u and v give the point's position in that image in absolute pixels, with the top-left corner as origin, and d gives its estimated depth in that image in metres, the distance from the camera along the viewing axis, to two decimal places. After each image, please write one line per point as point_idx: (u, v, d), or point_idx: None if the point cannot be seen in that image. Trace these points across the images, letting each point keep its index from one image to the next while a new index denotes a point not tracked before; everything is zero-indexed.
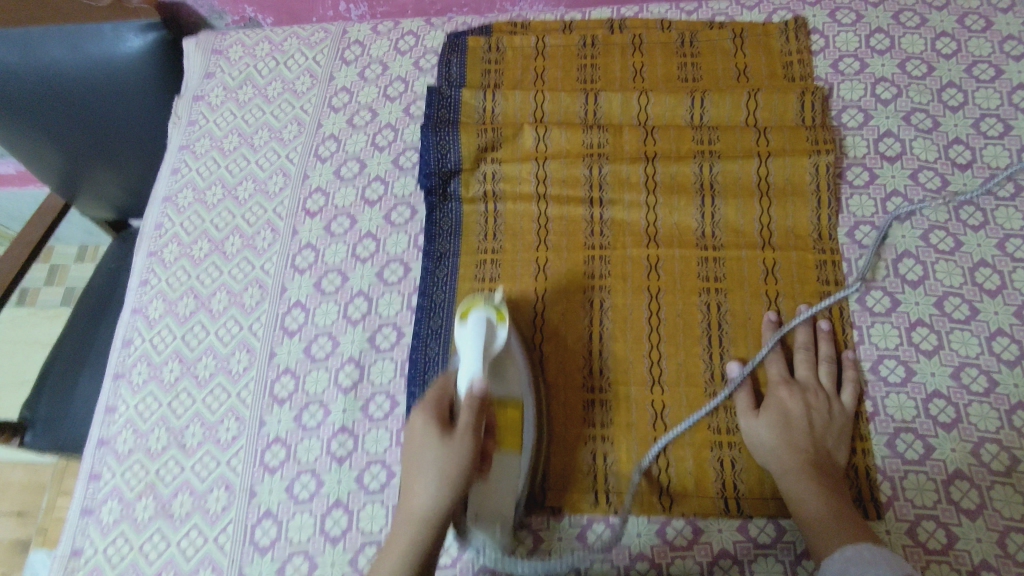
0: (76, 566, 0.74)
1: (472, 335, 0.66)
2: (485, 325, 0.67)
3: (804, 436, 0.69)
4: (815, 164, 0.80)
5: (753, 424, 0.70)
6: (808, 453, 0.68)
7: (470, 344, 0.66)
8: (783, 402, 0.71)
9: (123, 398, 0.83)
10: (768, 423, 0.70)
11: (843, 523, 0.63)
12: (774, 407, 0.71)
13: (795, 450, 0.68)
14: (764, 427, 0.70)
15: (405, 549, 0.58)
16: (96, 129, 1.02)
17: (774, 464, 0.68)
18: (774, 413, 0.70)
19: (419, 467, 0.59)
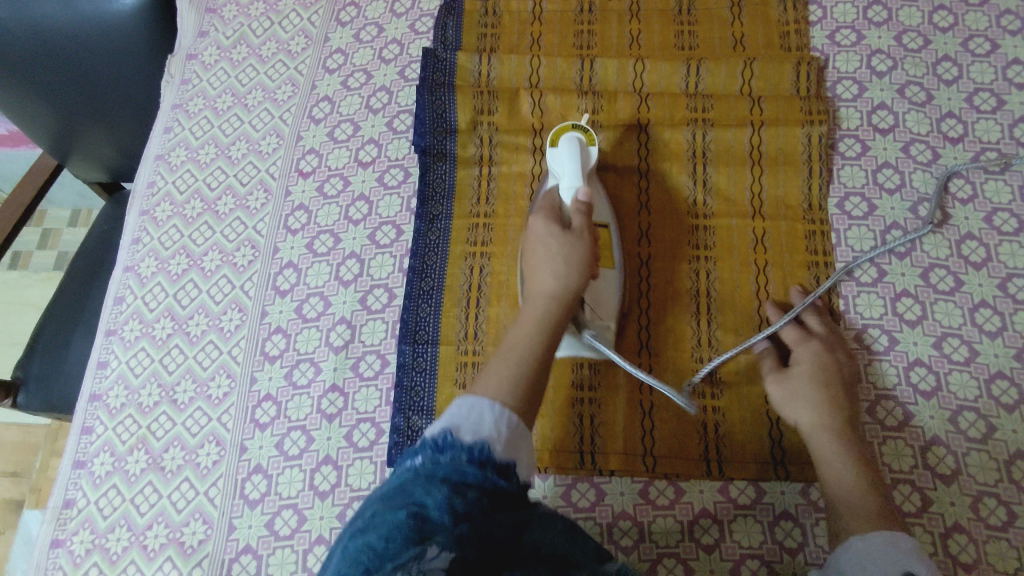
0: (68, 517, 0.76)
1: (568, 154, 0.74)
2: (578, 144, 0.75)
3: (838, 392, 0.68)
4: (808, 134, 0.81)
5: (787, 378, 0.70)
6: (842, 411, 0.67)
7: (566, 165, 0.74)
8: (815, 356, 0.70)
9: (115, 354, 0.83)
10: (803, 376, 0.69)
11: (872, 492, 0.62)
12: (808, 360, 0.70)
13: (830, 409, 0.67)
14: (800, 380, 0.69)
15: (537, 317, 0.64)
16: (90, 91, 0.98)
17: (807, 418, 0.67)
18: (807, 368, 0.70)
19: (542, 255, 0.68)
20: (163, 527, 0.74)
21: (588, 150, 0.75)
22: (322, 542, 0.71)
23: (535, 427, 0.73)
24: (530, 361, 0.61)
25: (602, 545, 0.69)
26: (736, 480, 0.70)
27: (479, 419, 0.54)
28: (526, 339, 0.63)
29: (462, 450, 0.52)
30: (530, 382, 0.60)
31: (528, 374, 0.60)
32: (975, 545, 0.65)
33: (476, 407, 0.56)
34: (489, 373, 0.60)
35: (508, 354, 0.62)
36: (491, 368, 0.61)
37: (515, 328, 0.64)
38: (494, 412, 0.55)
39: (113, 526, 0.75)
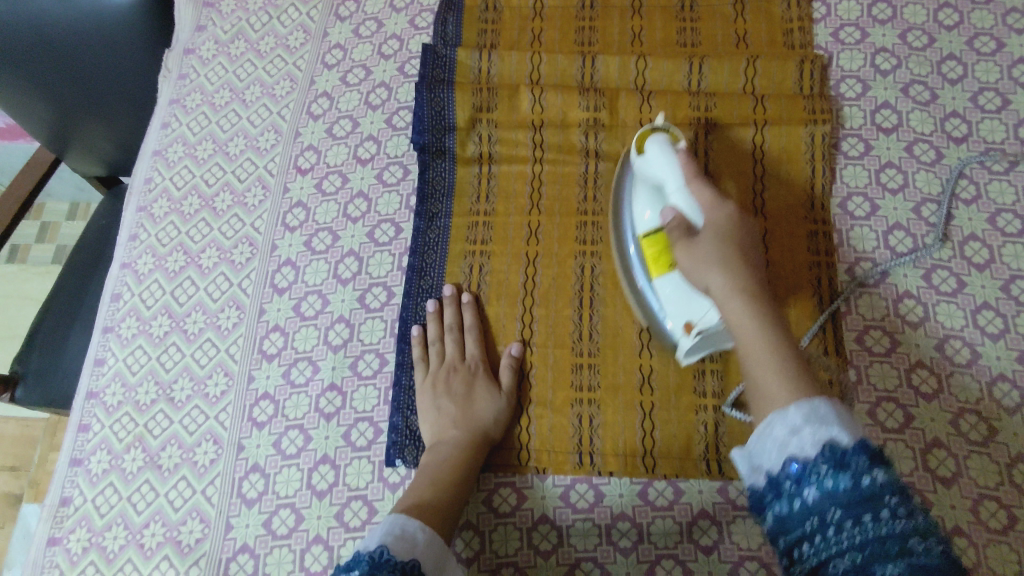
0: (65, 515, 0.75)
1: (659, 159, 0.69)
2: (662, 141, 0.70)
3: (742, 251, 0.64)
4: (811, 133, 0.80)
5: (695, 248, 0.64)
6: (750, 269, 0.63)
7: (664, 169, 0.69)
8: (722, 222, 0.65)
9: (112, 351, 0.83)
10: (710, 244, 0.64)
11: (795, 376, 0.54)
12: (719, 229, 0.65)
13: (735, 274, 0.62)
14: (708, 248, 0.64)
15: (457, 454, 0.69)
16: (84, 84, 0.96)
17: (721, 289, 0.62)
18: (717, 237, 0.64)
19: (468, 400, 0.73)
20: (160, 526, 0.73)
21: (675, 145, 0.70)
22: (320, 542, 0.70)
23: (534, 427, 0.73)
24: (446, 495, 0.66)
25: (601, 546, 0.69)
26: (737, 481, 0.69)
27: (413, 534, 0.60)
28: (448, 477, 0.67)
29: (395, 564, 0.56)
30: (446, 513, 0.64)
31: (445, 506, 0.64)
32: (975, 548, 0.65)
33: (402, 522, 0.61)
34: (408, 499, 0.65)
35: (426, 487, 0.66)
36: (410, 496, 0.65)
37: (434, 465, 0.69)
38: (407, 524, 0.61)
39: (109, 524, 0.74)
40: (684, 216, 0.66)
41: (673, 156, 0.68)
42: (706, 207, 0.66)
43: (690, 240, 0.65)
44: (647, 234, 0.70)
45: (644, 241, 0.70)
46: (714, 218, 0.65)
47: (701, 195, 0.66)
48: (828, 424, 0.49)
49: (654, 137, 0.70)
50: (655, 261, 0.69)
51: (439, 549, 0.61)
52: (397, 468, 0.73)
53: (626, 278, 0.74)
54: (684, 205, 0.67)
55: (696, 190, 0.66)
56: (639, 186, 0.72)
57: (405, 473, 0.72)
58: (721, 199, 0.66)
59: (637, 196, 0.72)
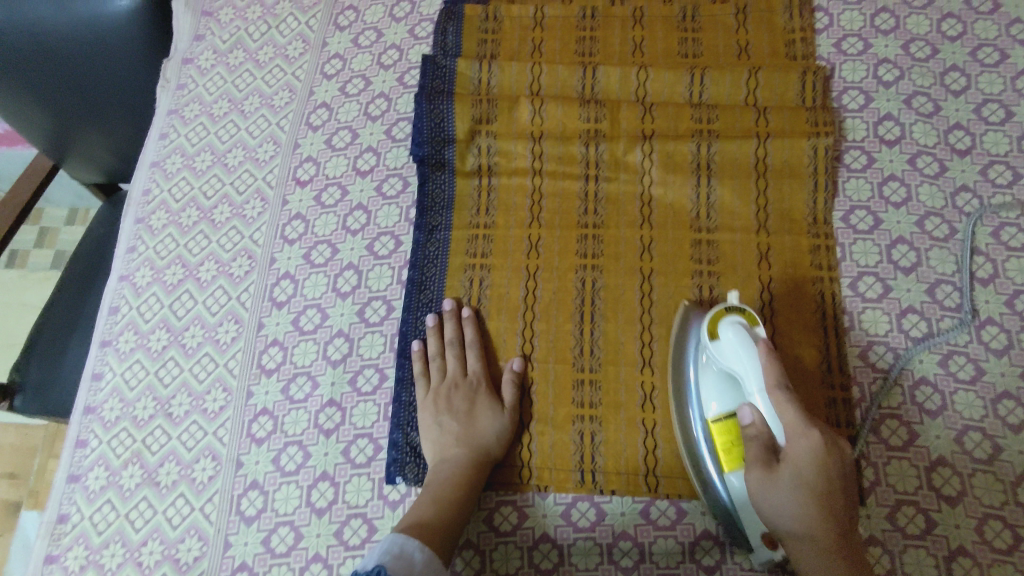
0: (62, 532, 0.75)
1: (735, 349, 0.64)
2: (745, 331, 0.65)
3: (831, 489, 0.57)
4: (814, 146, 0.79)
5: (773, 480, 0.59)
6: (837, 514, 0.57)
7: (740, 362, 0.64)
8: (808, 456, 0.58)
9: (110, 365, 0.82)
10: (793, 479, 0.58)
11: None
12: (804, 464, 0.58)
13: (818, 513, 0.57)
14: (788, 487, 0.58)
15: (457, 473, 0.68)
16: (80, 94, 0.95)
17: (799, 536, 0.57)
18: (799, 474, 0.58)
19: (471, 419, 0.72)
20: (158, 543, 0.73)
21: (755, 333, 0.66)
22: (319, 560, 0.70)
23: (535, 445, 0.72)
24: (445, 515, 0.65)
25: (602, 565, 0.68)
26: None
27: (410, 556, 0.60)
28: (446, 496, 0.67)
29: None
30: (446, 532, 0.64)
31: (444, 527, 0.64)
32: (979, 569, 0.64)
33: (399, 542, 0.61)
34: (407, 519, 0.65)
35: (425, 506, 0.66)
36: (410, 515, 0.65)
37: (433, 484, 0.68)
38: (404, 544, 0.60)
39: (107, 542, 0.74)
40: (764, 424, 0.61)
41: (752, 347, 0.64)
42: (789, 428, 0.59)
43: (768, 465, 0.59)
44: (717, 421, 0.65)
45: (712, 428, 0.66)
46: (796, 447, 0.59)
47: (785, 413, 0.59)
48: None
49: (730, 322, 0.66)
50: (726, 455, 0.64)
51: (438, 569, 0.61)
52: (397, 485, 0.72)
53: (689, 462, 0.68)
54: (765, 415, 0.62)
55: (779, 404, 0.60)
56: (710, 369, 0.67)
57: (405, 491, 0.72)
58: (807, 422, 0.59)
59: (705, 377, 0.67)
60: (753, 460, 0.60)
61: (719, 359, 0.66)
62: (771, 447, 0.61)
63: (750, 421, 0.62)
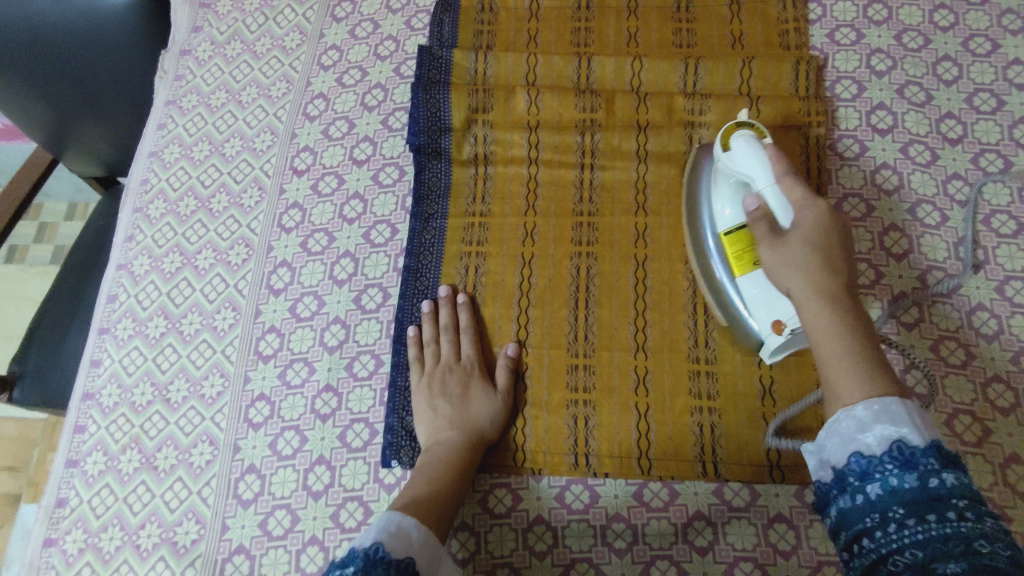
0: (61, 516, 0.75)
1: (744, 154, 0.65)
2: (750, 136, 0.66)
3: (836, 250, 0.58)
4: (806, 135, 0.80)
5: (780, 249, 0.60)
6: (839, 269, 0.57)
7: (747, 162, 0.65)
8: (813, 220, 0.59)
9: (108, 352, 0.83)
10: (800, 244, 0.59)
11: (874, 378, 0.52)
12: (810, 229, 0.59)
13: (822, 270, 0.57)
14: (795, 248, 0.59)
15: (450, 454, 0.69)
16: (75, 79, 0.94)
17: (802, 289, 0.58)
18: (807, 239, 0.59)
19: (465, 400, 0.72)
20: (156, 526, 0.73)
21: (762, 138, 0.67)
22: (315, 542, 0.70)
23: (529, 429, 0.73)
24: (439, 494, 0.66)
25: (595, 547, 0.69)
26: (731, 483, 0.69)
27: (408, 534, 0.60)
28: (441, 476, 0.67)
29: (393, 563, 0.56)
30: (440, 511, 0.64)
31: (438, 505, 0.65)
32: None
33: (394, 518, 0.61)
34: (402, 497, 0.65)
35: (419, 485, 0.66)
36: (405, 494, 0.66)
37: (427, 464, 0.69)
38: (399, 519, 0.61)
39: (105, 525, 0.74)
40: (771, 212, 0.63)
41: (758, 148, 0.65)
42: (796, 205, 0.61)
43: (775, 240, 0.61)
44: (728, 230, 0.69)
45: (726, 238, 0.70)
46: (803, 218, 0.60)
47: (791, 191, 0.62)
48: (903, 428, 0.49)
49: (740, 134, 0.67)
50: (737, 259, 0.69)
51: (435, 548, 0.61)
52: (393, 469, 0.73)
53: (701, 276, 0.73)
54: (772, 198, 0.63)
55: (787, 188, 0.62)
56: (722, 180, 0.70)
57: (400, 474, 0.72)
58: (815, 197, 0.61)
59: (720, 191, 0.71)
60: (764, 239, 0.62)
61: (727, 169, 0.68)
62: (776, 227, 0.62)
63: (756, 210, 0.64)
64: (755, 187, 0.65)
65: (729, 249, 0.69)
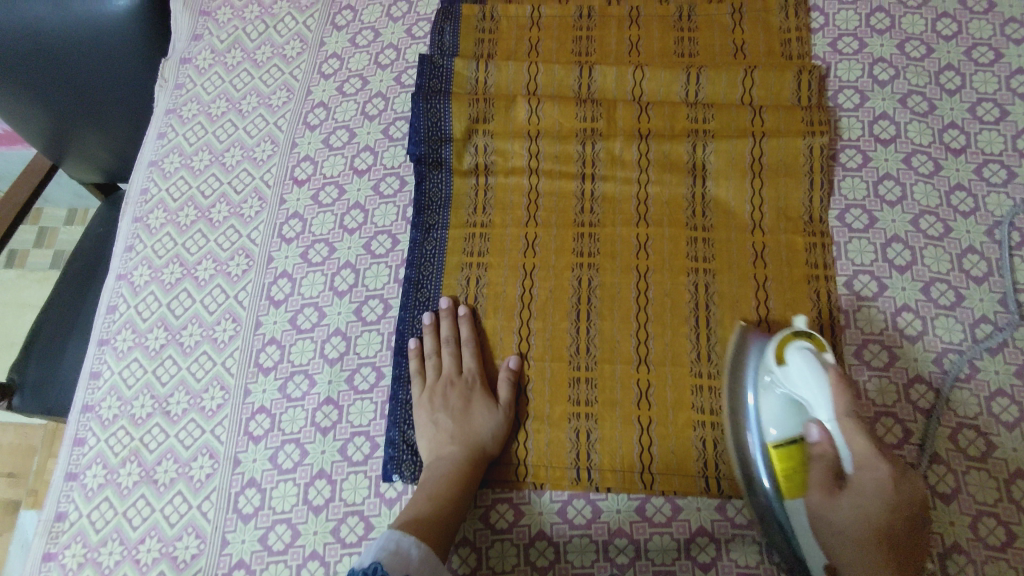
0: (60, 530, 0.75)
1: (806, 378, 0.62)
2: (819, 359, 0.63)
3: (895, 520, 0.59)
4: (809, 145, 0.80)
5: (837, 508, 0.60)
6: (898, 541, 0.58)
7: (810, 387, 0.62)
8: (877, 486, 0.59)
9: (108, 364, 0.83)
10: (855, 510, 0.59)
11: None
12: (869, 495, 0.59)
13: (883, 547, 0.58)
14: (848, 513, 0.59)
15: (452, 470, 0.69)
16: (77, 91, 0.95)
17: (856, 568, 0.58)
18: (863, 506, 0.59)
19: (467, 417, 0.72)
20: (156, 541, 0.73)
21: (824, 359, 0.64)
22: (316, 558, 0.70)
23: (531, 442, 0.73)
24: (441, 511, 0.65)
25: (597, 563, 0.68)
26: (734, 498, 0.69)
27: (408, 552, 0.60)
28: (442, 492, 0.67)
29: None
30: (441, 528, 0.64)
31: (439, 523, 0.64)
32: (973, 566, 0.65)
33: (394, 536, 0.61)
34: (404, 514, 0.65)
35: (421, 502, 0.66)
36: (407, 511, 0.66)
37: (429, 480, 0.68)
38: (399, 538, 0.61)
39: (105, 540, 0.74)
40: (832, 454, 0.61)
41: (824, 373, 0.62)
42: (859, 457, 0.60)
43: (832, 490, 0.60)
44: (777, 445, 0.64)
45: (773, 451, 0.64)
46: (864, 480, 0.60)
47: (856, 441, 0.59)
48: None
49: (799, 348, 0.64)
50: (785, 477, 0.63)
51: (434, 566, 0.61)
52: (394, 483, 0.72)
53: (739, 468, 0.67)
54: (833, 440, 0.61)
55: (852, 438, 0.60)
56: (770, 388, 0.66)
57: (402, 488, 0.72)
58: (878, 454, 0.59)
59: (767, 400, 0.66)
60: (821, 487, 0.61)
61: (783, 383, 0.65)
62: (837, 473, 0.61)
63: (818, 442, 0.62)
64: (817, 418, 0.62)
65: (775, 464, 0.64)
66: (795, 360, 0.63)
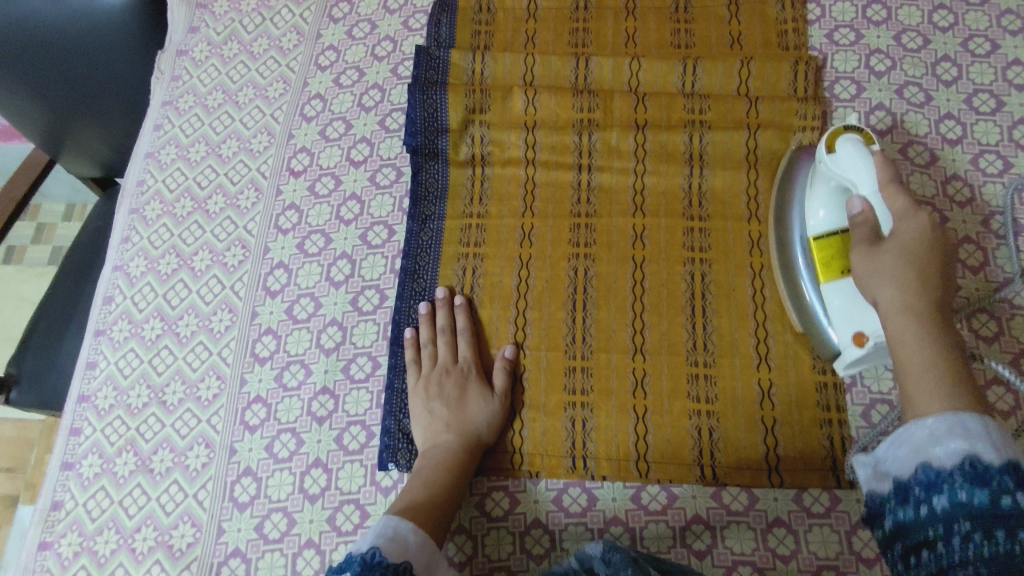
0: (56, 519, 0.75)
1: (852, 159, 0.66)
2: (861, 144, 0.67)
3: (929, 269, 0.59)
4: (801, 139, 0.80)
5: (873, 256, 0.61)
6: (933, 285, 0.58)
7: (856, 166, 0.66)
8: (914, 233, 0.60)
9: (104, 354, 0.83)
10: (894, 255, 0.60)
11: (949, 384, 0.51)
12: (909, 240, 0.60)
13: (917, 285, 0.58)
14: (890, 257, 0.60)
15: (446, 458, 0.69)
16: (75, 86, 0.95)
17: (888, 301, 0.58)
18: (901, 247, 0.60)
19: (462, 403, 0.72)
20: (152, 530, 0.73)
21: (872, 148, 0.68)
22: (312, 546, 0.70)
23: (526, 431, 0.73)
24: (435, 497, 0.66)
25: None
26: (730, 487, 0.69)
27: (404, 537, 0.60)
28: (437, 479, 0.67)
29: (388, 566, 0.56)
30: (436, 513, 0.64)
31: (434, 508, 0.64)
32: None
33: (389, 523, 0.60)
34: (399, 500, 0.65)
35: (416, 488, 0.66)
36: (402, 497, 0.66)
37: (423, 468, 0.68)
38: (395, 522, 0.61)
39: (101, 529, 0.74)
40: (873, 219, 0.63)
41: (867, 154, 0.66)
42: (898, 214, 0.62)
43: (871, 243, 0.62)
44: (821, 236, 0.70)
45: (815, 242, 0.71)
46: (904, 228, 0.61)
47: (895, 201, 0.62)
48: (974, 440, 0.45)
49: (847, 138, 0.68)
50: (825, 265, 0.70)
51: (432, 552, 0.61)
52: (389, 472, 0.72)
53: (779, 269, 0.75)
54: (873, 207, 0.63)
55: (890, 194, 0.63)
56: (823, 183, 0.71)
57: (397, 477, 0.72)
58: (918, 211, 0.61)
59: (818, 193, 0.71)
60: (859, 243, 0.63)
61: (828, 173, 0.69)
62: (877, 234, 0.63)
63: (859, 211, 0.64)
64: (858, 192, 0.66)
65: (817, 254, 0.71)
66: (840, 147, 0.68)
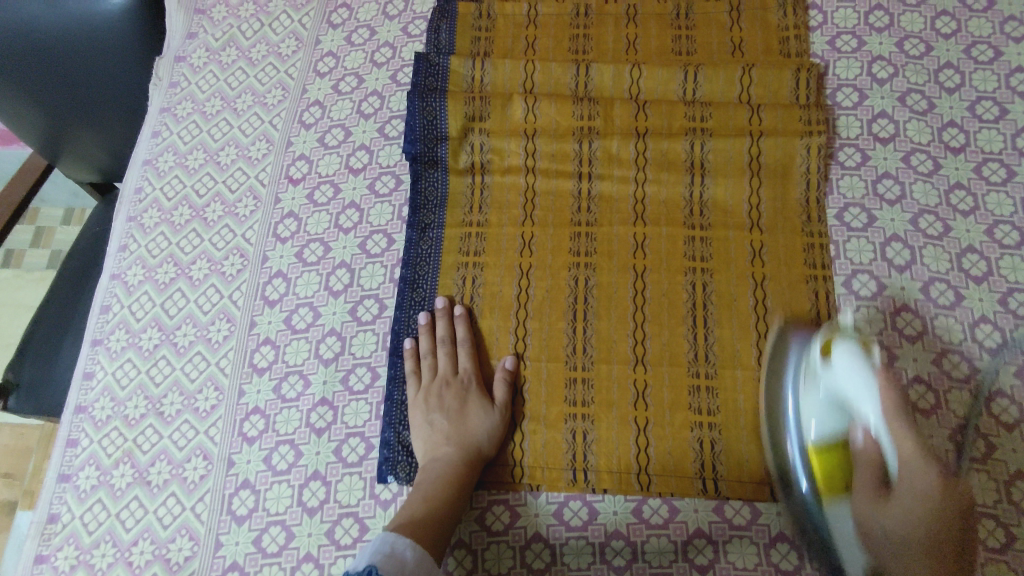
0: (53, 532, 0.74)
1: (851, 381, 0.59)
2: (863, 360, 0.59)
3: (941, 515, 0.57)
4: (807, 145, 0.79)
5: (882, 510, 0.58)
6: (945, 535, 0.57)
7: (855, 390, 0.59)
8: (924, 486, 0.57)
9: (101, 364, 0.82)
10: (904, 513, 0.57)
11: None
12: (917, 494, 0.57)
13: (929, 547, 0.57)
14: (899, 515, 0.57)
15: (445, 472, 0.68)
16: (74, 93, 0.94)
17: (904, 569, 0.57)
18: (912, 507, 0.57)
19: (462, 418, 0.71)
20: (149, 543, 0.72)
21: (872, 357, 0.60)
22: (310, 560, 0.69)
23: (527, 443, 0.72)
24: (434, 512, 0.65)
25: (593, 565, 0.68)
26: (732, 500, 0.69)
27: (402, 553, 0.59)
28: (436, 493, 0.66)
29: None
30: (435, 529, 0.64)
31: (433, 524, 0.64)
32: None
33: (387, 539, 0.60)
34: (398, 515, 0.65)
35: (415, 503, 0.66)
36: (401, 512, 0.65)
37: (422, 483, 0.68)
38: (393, 539, 0.60)
39: (98, 542, 0.73)
40: (877, 453, 0.59)
41: (869, 375, 0.58)
42: (904, 459, 0.57)
43: (879, 494, 0.59)
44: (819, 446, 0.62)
45: (812, 453, 0.63)
46: (912, 477, 0.57)
47: (903, 445, 0.57)
48: None
49: (845, 348, 0.60)
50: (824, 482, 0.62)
51: (429, 569, 0.61)
52: (388, 485, 0.72)
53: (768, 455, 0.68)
54: (880, 443, 0.58)
55: (898, 435, 0.57)
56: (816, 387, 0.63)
57: (396, 490, 0.71)
58: (926, 453, 0.57)
59: (810, 397, 0.63)
60: (868, 489, 0.59)
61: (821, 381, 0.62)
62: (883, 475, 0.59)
63: (863, 442, 0.60)
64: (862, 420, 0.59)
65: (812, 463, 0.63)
66: (837, 360, 0.60)
